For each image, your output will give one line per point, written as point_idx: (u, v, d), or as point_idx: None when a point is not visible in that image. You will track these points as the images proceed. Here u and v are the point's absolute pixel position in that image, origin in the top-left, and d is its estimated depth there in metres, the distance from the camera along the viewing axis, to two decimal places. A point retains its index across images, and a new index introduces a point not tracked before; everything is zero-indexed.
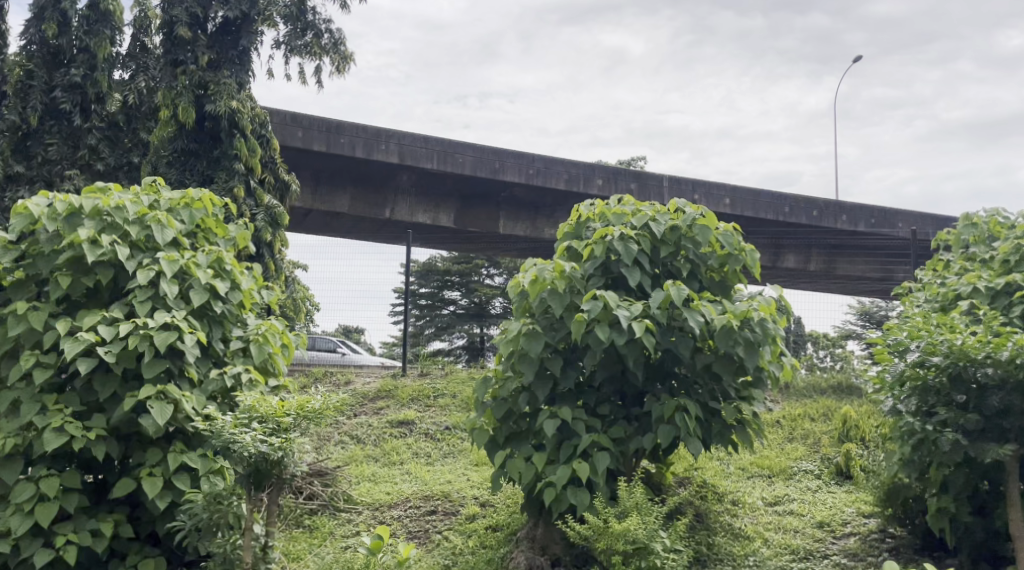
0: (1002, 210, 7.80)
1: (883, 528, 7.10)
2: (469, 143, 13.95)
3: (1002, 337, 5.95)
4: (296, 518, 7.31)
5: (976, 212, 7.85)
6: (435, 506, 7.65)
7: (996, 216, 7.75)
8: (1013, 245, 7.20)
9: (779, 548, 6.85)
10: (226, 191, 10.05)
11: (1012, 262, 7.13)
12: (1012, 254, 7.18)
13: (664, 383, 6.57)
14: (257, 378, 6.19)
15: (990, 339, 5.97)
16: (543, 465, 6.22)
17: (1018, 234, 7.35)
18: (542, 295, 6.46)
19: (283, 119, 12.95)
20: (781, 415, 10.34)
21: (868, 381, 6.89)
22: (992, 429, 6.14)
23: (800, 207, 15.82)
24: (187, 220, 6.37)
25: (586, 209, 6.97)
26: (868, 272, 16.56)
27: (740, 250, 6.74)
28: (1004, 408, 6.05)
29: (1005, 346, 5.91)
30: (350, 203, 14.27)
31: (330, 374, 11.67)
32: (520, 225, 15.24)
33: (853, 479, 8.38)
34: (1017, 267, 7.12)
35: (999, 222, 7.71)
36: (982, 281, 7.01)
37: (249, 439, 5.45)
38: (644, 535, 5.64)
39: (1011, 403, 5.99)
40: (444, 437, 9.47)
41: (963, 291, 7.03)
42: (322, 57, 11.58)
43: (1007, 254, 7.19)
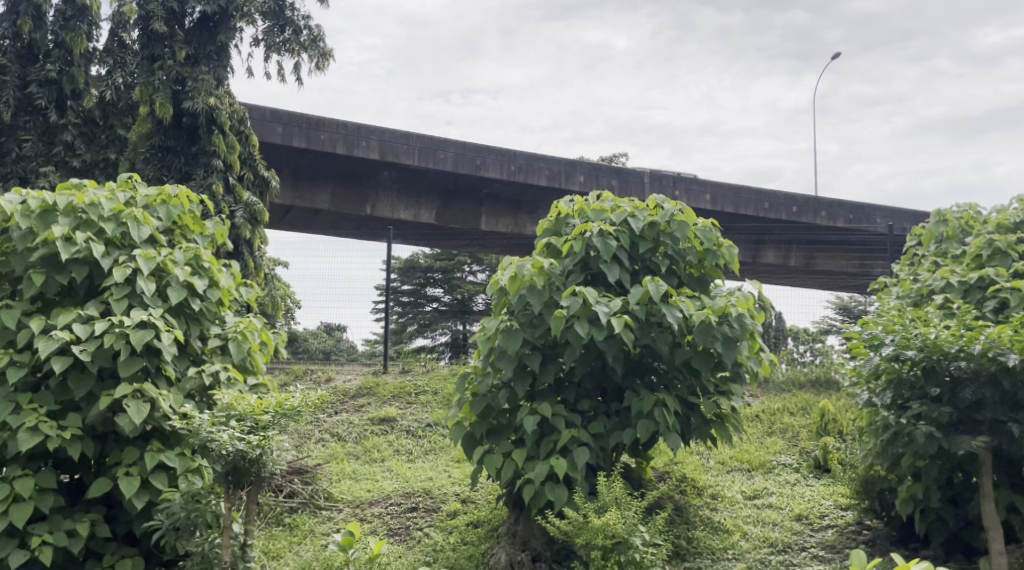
0: (974, 206, 7.91)
1: (860, 520, 7.16)
2: (450, 142, 13.92)
3: (974, 331, 6.03)
4: (275, 517, 7.28)
5: (948, 209, 7.89)
6: (416, 503, 7.65)
7: (968, 212, 7.86)
8: (985, 240, 7.29)
9: (758, 541, 6.90)
10: (204, 187, 9.96)
11: (984, 257, 7.23)
12: (984, 249, 7.28)
13: (643, 378, 6.57)
14: (235, 376, 6.17)
15: (963, 333, 6.04)
16: (522, 461, 6.25)
17: (991, 230, 7.45)
18: (521, 291, 6.43)
19: (262, 115, 12.86)
20: (760, 410, 10.35)
21: (844, 376, 6.98)
22: (965, 422, 6.21)
23: (779, 203, 15.86)
24: (165, 216, 6.33)
25: (565, 206, 6.97)
26: (847, 265, 16.80)
27: (717, 246, 6.74)
28: (977, 400, 6.11)
29: (978, 340, 5.98)
30: (331, 199, 14.20)
31: (311, 372, 11.60)
32: (501, 223, 15.23)
33: (831, 472, 8.45)
34: (989, 261, 7.21)
35: (972, 217, 7.81)
36: (955, 275, 7.09)
37: (227, 438, 5.44)
38: (623, 530, 5.66)
39: (983, 395, 6.06)
40: (426, 434, 9.47)
41: (937, 286, 7.09)
42: (302, 54, 11.50)
43: (980, 249, 7.28)
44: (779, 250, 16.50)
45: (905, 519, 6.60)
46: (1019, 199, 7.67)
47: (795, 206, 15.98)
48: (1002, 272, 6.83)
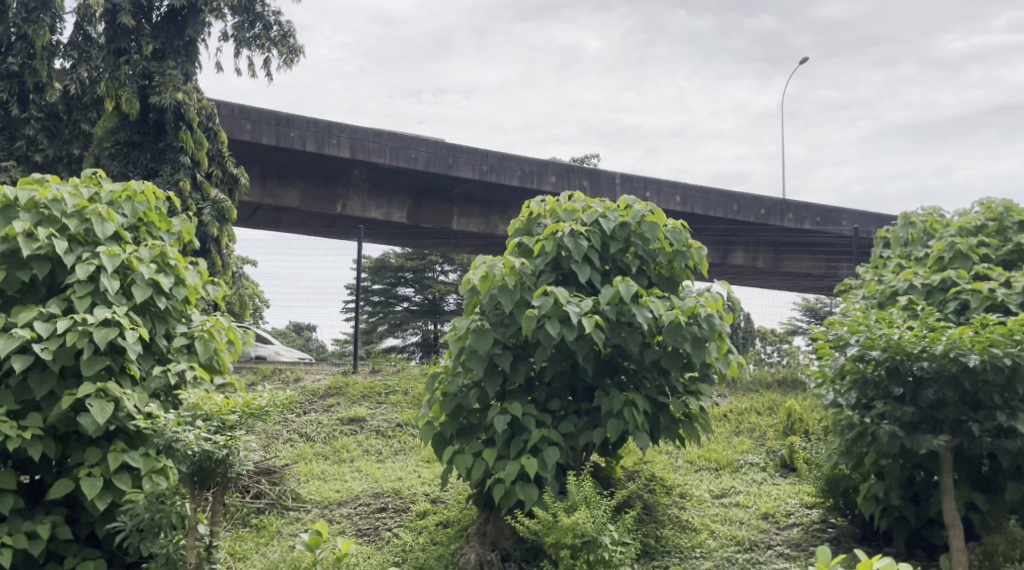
0: (937, 209, 7.97)
1: (825, 519, 7.20)
2: (421, 140, 13.86)
3: (936, 331, 6.04)
4: (242, 518, 7.19)
5: (914, 212, 7.94)
6: (385, 504, 7.59)
7: (933, 215, 7.92)
8: (947, 243, 7.35)
9: (725, 540, 6.93)
10: (171, 183, 9.87)
11: (946, 260, 7.29)
12: (946, 251, 7.34)
13: (613, 378, 6.55)
14: (202, 375, 6.08)
15: (925, 333, 6.06)
16: (492, 460, 6.21)
17: (953, 233, 7.51)
18: (492, 291, 6.39)
19: (231, 112, 12.74)
20: (728, 409, 10.40)
21: (810, 376, 7.04)
22: (926, 422, 6.26)
23: (748, 205, 16.00)
24: (130, 213, 6.23)
25: (537, 206, 6.94)
26: (814, 268, 16.75)
27: (687, 247, 6.73)
28: (939, 400, 6.17)
29: (940, 340, 6.01)
30: (300, 198, 14.09)
31: (279, 371, 11.49)
32: (472, 223, 15.19)
33: (797, 471, 8.50)
34: (951, 264, 7.26)
35: (936, 220, 7.87)
36: (918, 277, 7.16)
37: (192, 438, 5.36)
38: (592, 529, 5.64)
39: (945, 395, 6.12)
40: (396, 434, 9.40)
41: (900, 288, 7.15)
42: (272, 50, 11.39)
43: (942, 251, 7.34)
44: (747, 251, 16.57)
45: (868, 517, 6.66)
46: (981, 202, 7.73)
47: (762, 209, 16.14)
48: (963, 274, 6.90)
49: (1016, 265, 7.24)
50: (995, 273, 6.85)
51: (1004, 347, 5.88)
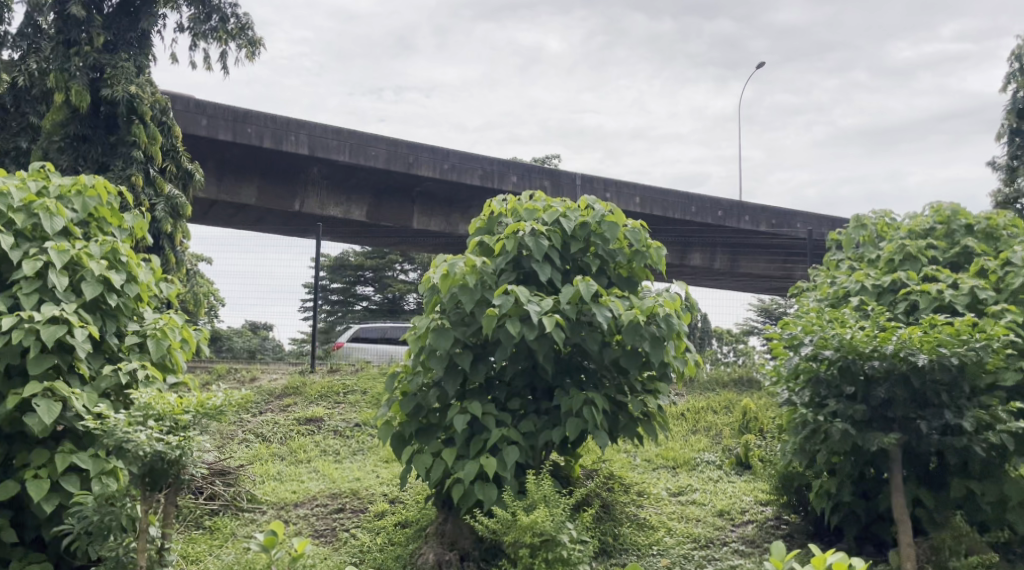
0: (889, 213, 8.00)
1: (779, 515, 7.29)
2: (381, 138, 13.73)
3: (887, 331, 6.10)
4: (195, 520, 7.05)
5: (866, 214, 7.95)
6: (343, 504, 7.50)
7: (885, 218, 7.93)
8: (897, 245, 7.40)
9: (682, 536, 7.00)
10: (122, 178, 9.67)
11: (897, 262, 7.35)
12: (897, 253, 7.38)
13: (573, 377, 6.52)
14: (155, 374, 5.92)
15: (876, 333, 6.10)
16: (452, 460, 6.15)
17: (904, 235, 7.55)
18: (452, 290, 6.32)
19: (186, 106, 12.55)
20: (685, 407, 10.44)
21: (765, 375, 7.07)
22: (877, 420, 6.32)
23: (705, 207, 16.11)
24: (80, 208, 6.09)
25: (498, 205, 6.89)
26: (769, 269, 16.86)
27: (646, 247, 6.73)
28: (888, 398, 6.24)
29: (891, 339, 6.06)
30: (257, 195, 13.91)
31: (234, 370, 11.32)
32: (433, 221, 15.09)
33: (752, 469, 8.55)
34: (901, 266, 7.33)
35: (887, 223, 7.91)
36: (870, 278, 7.21)
37: (144, 438, 5.24)
38: (551, 527, 5.59)
39: (895, 393, 6.18)
40: (354, 434, 9.31)
41: (852, 289, 7.21)
42: (229, 42, 11.23)
43: (892, 254, 7.40)
44: (705, 253, 16.45)
45: (820, 512, 6.75)
46: (930, 206, 7.79)
47: (720, 211, 16.29)
48: (913, 276, 6.97)
49: (963, 268, 7.36)
50: (944, 274, 6.95)
51: (951, 347, 5.96)
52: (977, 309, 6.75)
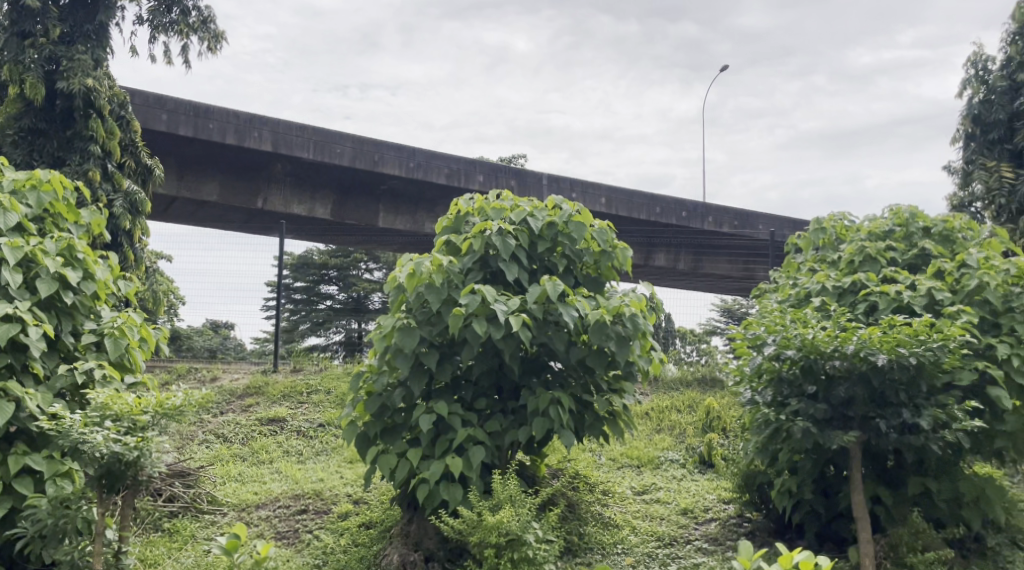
0: (847, 215, 8.01)
1: (741, 513, 7.29)
2: (346, 135, 13.59)
3: (848, 331, 6.09)
4: (153, 522, 6.91)
5: (826, 217, 7.93)
6: (306, 505, 7.39)
7: (842, 221, 7.93)
8: (857, 246, 7.44)
9: (646, 535, 6.97)
10: (78, 174, 9.48)
11: (856, 263, 7.39)
12: (856, 255, 7.43)
13: (539, 377, 6.48)
14: (111, 374, 5.79)
15: (837, 333, 6.08)
16: (417, 460, 6.08)
17: (863, 237, 7.59)
18: (419, 289, 6.25)
19: (145, 101, 12.34)
20: (650, 407, 10.41)
21: (729, 375, 7.06)
22: (837, 418, 6.32)
23: (670, 208, 16.28)
24: (35, 203, 5.94)
25: (465, 203, 6.82)
26: (732, 270, 16.58)
27: (612, 247, 6.70)
28: (849, 397, 6.25)
29: (851, 339, 6.04)
30: (218, 191, 13.72)
31: (194, 370, 11.14)
32: (399, 220, 14.96)
33: (715, 468, 8.56)
34: (861, 267, 7.38)
35: (846, 226, 7.90)
36: (830, 279, 7.24)
37: (101, 439, 5.12)
38: (517, 527, 5.55)
39: (854, 393, 6.20)
40: (318, 435, 9.19)
41: (814, 289, 7.23)
42: (190, 36, 11.05)
43: (852, 255, 7.43)
44: (669, 253, 16.47)
45: (781, 509, 6.78)
46: (889, 208, 7.82)
47: (684, 211, 16.50)
48: (872, 277, 7.01)
49: (921, 270, 7.39)
50: (903, 275, 7.00)
51: (910, 347, 5.95)
52: (934, 310, 6.80)
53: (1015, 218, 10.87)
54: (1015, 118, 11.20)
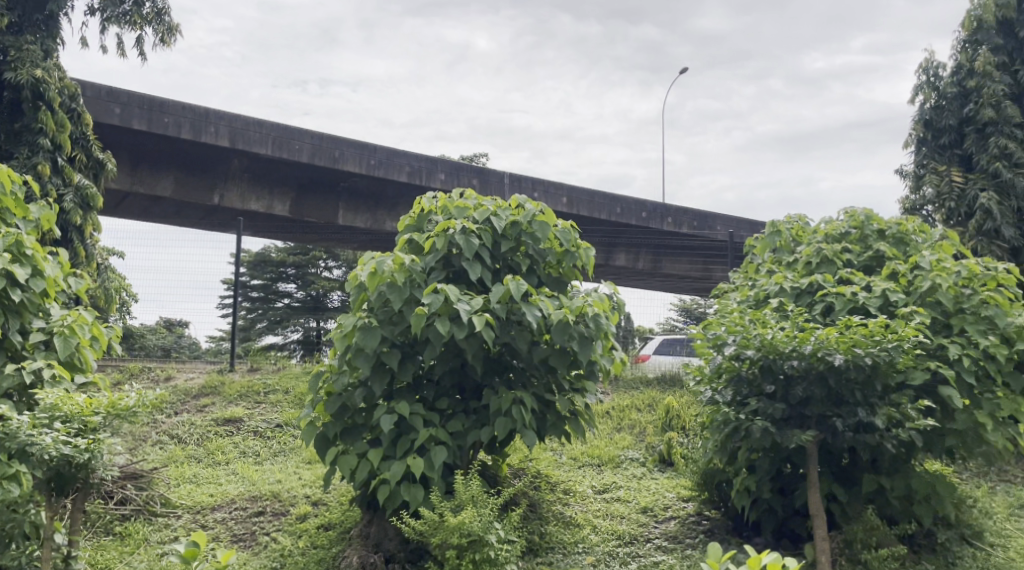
0: (804, 218, 8.00)
1: (700, 511, 7.25)
2: (306, 132, 13.40)
3: (806, 331, 6.07)
4: (104, 526, 6.72)
5: (782, 220, 7.93)
6: (263, 507, 7.24)
7: (799, 222, 7.92)
8: (814, 248, 7.43)
9: (607, 534, 6.89)
10: (27, 167, 9.22)
11: (814, 265, 7.38)
12: (813, 257, 7.42)
13: (501, 376, 6.39)
14: (61, 374, 5.61)
15: (795, 333, 6.07)
16: (378, 460, 5.97)
17: (820, 240, 7.60)
18: (380, 288, 6.13)
19: (98, 94, 12.09)
20: (611, 406, 10.36)
21: (689, 374, 7.02)
22: (794, 418, 6.33)
23: (629, 208, 16.14)
24: None
25: (428, 202, 6.71)
26: (690, 270, 16.62)
27: (575, 247, 6.64)
28: (806, 397, 6.26)
29: (809, 340, 6.03)
30: (174, 187, 13.48)
31: (147, 369, 10.90)
32: (359, 218, 14.77)
33: (675, 466, 8.54)
34: (818, 269, 7.36)
35: (802, 228, 7.89)
36: (788, 280, 7.23)
37: (49, 441, 4.94)
38: (479, 527, 5.47)
39: (812, 393, 6.20)
40: (275, 435, 9.02)
41: (772, 291, 7.22)
42: (143, 27, 10.82)
43: (809, 257, 7.42)
44: (629, 253, 16.53)
45: (739, 508, 6.77)
46: (845, 211, 7.84)
47: (645, 212, 16.35)
48: (829, 278, 6.99)
49: (875, 272, 7.42)
50: (858, 277, 7.00)
51: (865, 347, 5.96)
52: (888, 311, 6.83)
53: (965, 221, 10.84)
54: (965, 124, 11.15)
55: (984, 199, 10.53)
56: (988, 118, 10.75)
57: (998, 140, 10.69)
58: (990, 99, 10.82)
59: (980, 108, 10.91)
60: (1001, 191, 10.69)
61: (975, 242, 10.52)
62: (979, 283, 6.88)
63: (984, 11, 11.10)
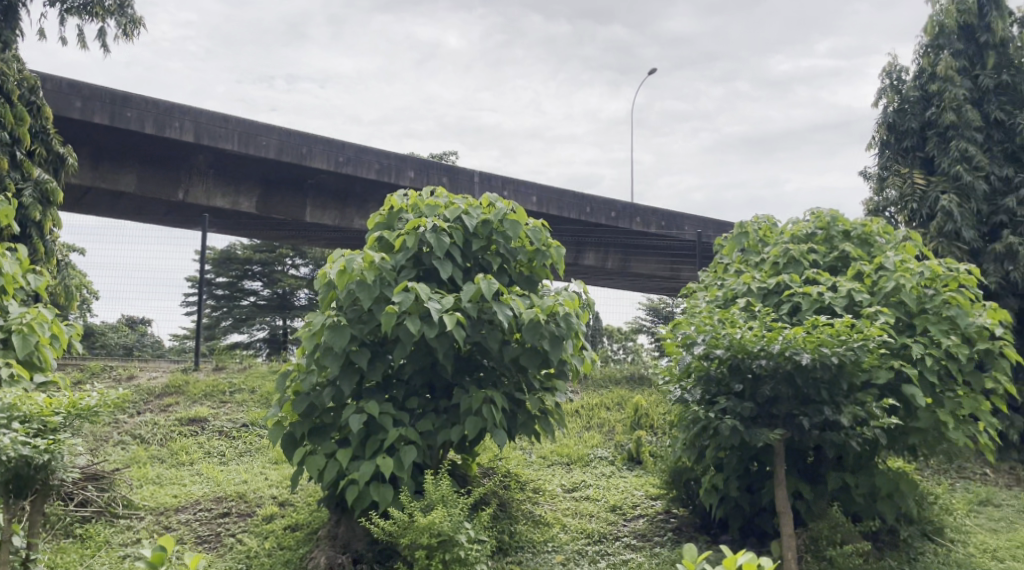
0: (771, 219, 7.97)
1: (668, 509, 7.20)
2: (273, 128, 13.22)
3: (774, 331, 6.04)
4: (64, 528, 6.55)
5: (749, 221, 7.90)
6: (228, 508, 7.10)
7: (767, 223, 7.90)
8: (781, 249, 7.41)
9: (576, 532, 6.84)
10: None
11: (781, 265, 7.35)
12: (781, 257, 7.39)
13: (472, 376, 6.30)
14: (19, 373, 5.46)
15: (764, 333, 6.04)
16: (346, 461, 5.86)
17: (787, 241, 7.58)
18: (350, 286, 6.02)
19: (59, 87, 11.88)
20: (580, 405, 10.30)
21: (658, 374, 6.95)
22: (762, 416, 6.29)
23: (599, 207, 16.08)
24: None
25: (399, 200, 6.59)
26: (658, 270, 16.76)
27: (547, 246, 6.56)
28: (773, 396, 6.23)
29: (777, 340, 5.99)
30: (137, 182, 13.26)
31: (109, 368, 10.69)
32: (328, 215, 14.58)
33: (643, 464, 8.50)
34: (785, 269, 7.35)
35: (770, 229, 7.87)
36: (755, 280, 7.19)
37: (8, 442, 4.79)
38: (449, 527, 5.38)
39: (780, 391, 6.17)
40: (240, 435, 8.88)
41: (739, 290, 7.18)
42: (106, 19, 10.62)
43: (776, 257, 7.39)
44: (598, 252, 16.50)
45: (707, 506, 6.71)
46: (811, 212, 7.82)
47: (614, 212, 16.28)
48: (795, 277, 6.98)
49: (841, 272, 7.41)
50: (824, 277, 6.98)
51: (831, 347, 5.92)
52: (853, 310, 6.82)
53: (927, 223, 10.82)
54: (927, 128, 11.20)
55: (944, 202, 10.53)
56: (949, 122, 10.80)
57: (959, 145, 10.73)
58: (950, 103, 10.85)
59: (941, 112, 10.96)
60: (961, 194, 10.69)
61: (935, 244, 10.50)
62: (941, 284, 6.95)
63: (946, 18, 11.07)
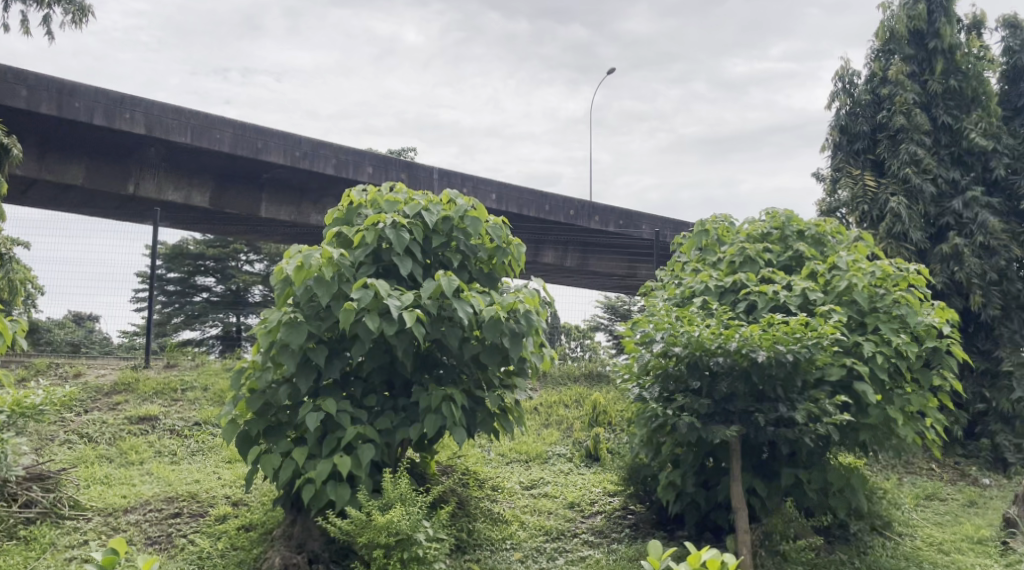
0: (729, 218, 7.99)
1: (625, 506, 7.23)
2: (228, 121, 13.06)
3: (731, 328, 6.09)
4: (7, 531, 6.42)
5: (708, 219, 7.90)
6: (179, 508, 7.01)
7: (724, 222, 7.91)
8: (737, 247, 7.48)
9: (535, 530, 6.88)
10: None
11: (737, 264, 7.44)
12: (737, 256, 7.47)
13: (431, 373, 6.28)
14: None
15: (721, 330, 6.09)
16: (303, 459, 5.81)
17: (743, 240, 7.62)
18: (308, 282, 5.98)
19: (5, 76, 11.66)
20: (538, 402, 10.32)
21: (617, 372, 6.96)
22: (718, 413, 6.36)
23: (558, 206, 16.10)
24: None
25: (358, 195, 6.55)
26: (616, 268, 16.79)
27: (507, 243, 6.56)
28: (730, 393, 6.34)
29: (734, 337, 6.05)
30: (84, 174, 13.06)
31: (56, 366, 10.51)
32: (282, 210, 14.49)
33: (601, 461, 8.52)
34: (742, 268, 7.44)
35: (728, 228, 7.89)
36: (713, 279, 7.23)
37: None
38: (407, 526, 5.37)
39: (736, 388, 6.27)
40: (193, 433, 8.77)
41: (697, 289, 7.21)
42: (53, 7, 10.44)
43: (732, 256, 7.47)
44: (557, 250, 16.63)
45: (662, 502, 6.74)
46: (766, 212, 7.90)
47: (572, 210, 16.29)
48: (751, 276, 7.05)
49: (796, 272, 7.51)
50: (779, 276, 7.07)
51: (787, 344, 5.98)
52: (808, 309, 6.94)
53: (876, 225, 10.95)
54: (878, 131, 11.35)
55: (894, 203, 10.68)
56: (899, 125, 10.95)
57: (908, 148, 10.88)
58: (902, 107, 11.00)
59: (892, 115, 11.12)
60: (910, 196, 10.87)
61: (884, 245, 10.63)
62: (891, 283, 7.02)
63: (897, 24, 11.28)
